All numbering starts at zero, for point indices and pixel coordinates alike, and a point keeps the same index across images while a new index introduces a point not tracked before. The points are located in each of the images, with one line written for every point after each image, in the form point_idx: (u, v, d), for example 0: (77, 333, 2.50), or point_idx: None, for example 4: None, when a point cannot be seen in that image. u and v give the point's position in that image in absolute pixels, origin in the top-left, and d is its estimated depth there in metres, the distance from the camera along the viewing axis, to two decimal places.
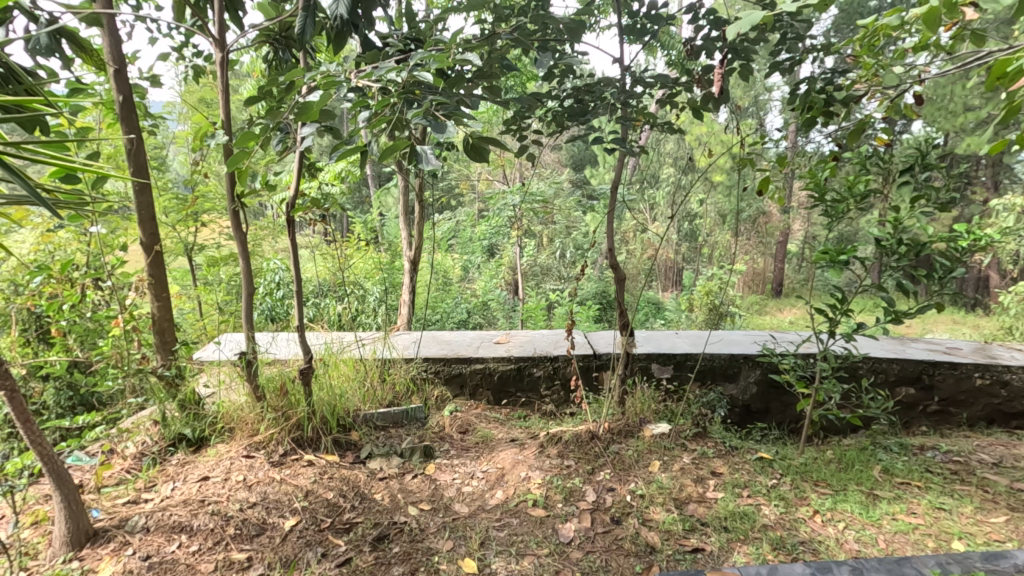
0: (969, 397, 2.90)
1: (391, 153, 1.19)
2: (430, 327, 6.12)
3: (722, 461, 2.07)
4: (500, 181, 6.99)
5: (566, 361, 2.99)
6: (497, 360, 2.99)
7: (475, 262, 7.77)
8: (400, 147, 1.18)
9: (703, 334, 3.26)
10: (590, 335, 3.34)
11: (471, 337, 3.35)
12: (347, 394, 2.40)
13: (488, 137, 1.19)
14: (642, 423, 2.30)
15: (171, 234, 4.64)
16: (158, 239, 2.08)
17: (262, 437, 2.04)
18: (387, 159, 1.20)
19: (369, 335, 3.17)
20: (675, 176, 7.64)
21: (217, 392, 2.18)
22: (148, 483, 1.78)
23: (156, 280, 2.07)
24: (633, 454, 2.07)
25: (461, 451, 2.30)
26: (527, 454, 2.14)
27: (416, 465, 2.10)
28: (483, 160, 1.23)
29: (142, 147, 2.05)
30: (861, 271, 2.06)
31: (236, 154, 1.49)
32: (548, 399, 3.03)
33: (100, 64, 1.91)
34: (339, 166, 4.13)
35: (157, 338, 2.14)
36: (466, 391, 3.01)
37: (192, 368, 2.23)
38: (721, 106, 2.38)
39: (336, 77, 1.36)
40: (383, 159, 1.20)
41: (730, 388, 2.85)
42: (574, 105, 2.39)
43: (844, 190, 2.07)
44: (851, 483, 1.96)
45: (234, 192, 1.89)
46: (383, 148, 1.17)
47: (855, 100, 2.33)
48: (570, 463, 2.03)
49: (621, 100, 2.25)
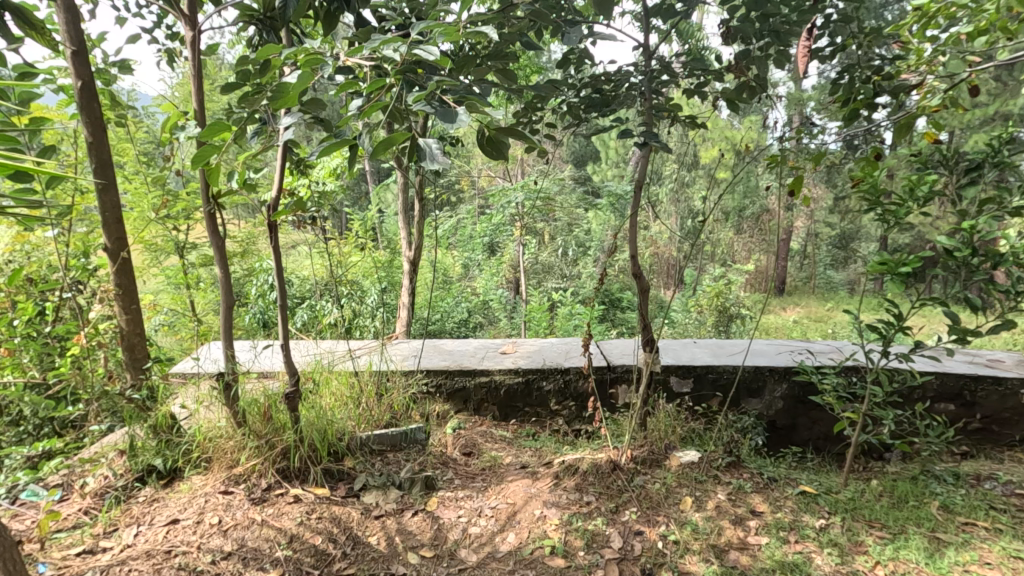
0: (1016, 415, 2.66)
1: (383, 149, 0.93)
2: (432, 327, 5.93)
3: (762, 497, 1.83)
4: (501, 178, 6.81)
5: (578, 374, 2.77)
6: (503, 372, 2.78)
7: (477, 260, 7.44)
8: (398, 141, 0.93)
9: (723, 344, 3.07)
10: (605, 343, 3.13)
11: (475, 346, 3.14)
12: (339, 415, 2.16)
13: (508, 127, 0.95)
14: (667, 449, 2.07)
15: (160, 232, 4.41)
16: (125, 244, 1.85)
17: (242, 469, 1.80)
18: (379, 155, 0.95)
19: (365, 344, 2.96)
20: (679, 173, 7.47)
21: (194, 415, 1.94)
22: (109, 528, 1.55)
23: (122, 291, 1.85)
24: (660, 489, 1.84)
25: (466, 480, 2.08)
26: (540, 486, 1.91)
27: (416, 499, 1.87)
28: (501, 156, 0.99)
29: (106, 141, 1.81)
30: (922, 283, 1.81)
31: (202, 149, 1.23)
32: (558, 414, 2.81)
33: (55, 45, 1.66)
34: (334, 162, 3.91)
35: (126, 355, 1.92)
36: (469, 406, 2.80)
37: (167, 388, 2.00)
38: (758, 96, 2.14)
39: (319, 52, 1.10)
40: (373, 156, 0.94)
41: (754, 403, 2.67)
42: (593, 95, 2.17)
43: (901, 191, 1.83)
44: (909, 523, 1.73)
45: (210, 195, 1.66)
46: (374, 144, 0.91)
47: (905, 91, 2.10)
48: (590, 499, 1.80)
49: (648, 90, 2.01)
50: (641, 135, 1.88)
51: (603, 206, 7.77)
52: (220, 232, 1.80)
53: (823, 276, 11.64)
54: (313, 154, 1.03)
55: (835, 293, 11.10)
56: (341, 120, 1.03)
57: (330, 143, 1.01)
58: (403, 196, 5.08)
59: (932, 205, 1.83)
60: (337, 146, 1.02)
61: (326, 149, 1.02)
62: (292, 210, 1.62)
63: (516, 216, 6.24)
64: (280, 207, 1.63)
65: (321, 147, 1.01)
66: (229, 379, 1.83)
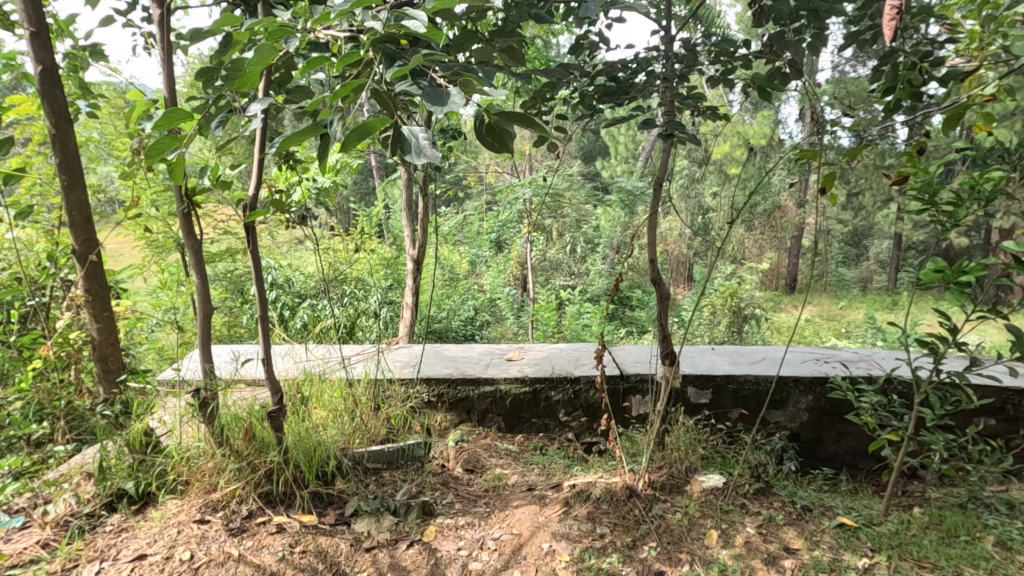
0: None
1: (359, 142, 0.73)
2: (437, 326, 5.76)
3: (796, 531, 1.64)
4: (508, 173, 6.62)
5: (589, 384, 2.60)
6: (509, 381, 2.61)
7: (484, 258, 7.29)
8: (376, 127, 0.73)
9: (742, 353, 2.98)
10: (618, 350, 2.97)
11: (480, 352, 2.97)
12: (330, 431, 2.00)
13: (512, 112, 0.77)
14: (688, 472, 1.89)
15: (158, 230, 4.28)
16: (94, 246, 1.70)
17: (220, 494, 1.64)
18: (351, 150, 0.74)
19: (361, 351, 2.82)
20: (691, 169, 7.26)
21: (171, 433, 1.79)
22: (68, 565, 1.39)
23: (91, 296, 1.70)
24: (682, 520, 1.66)
25: (467, 504, 1.90)
26: (549, 514, 1.73)
27: (412, 528, 1.70)
28: (504, 148, 0.81)
29: (71, 133, 1.65)
30: (980, 293, 1.61)
31: (156, 140, 1.05)
32: (567, 426, 2.64)
33: (11, 27, 1.49)
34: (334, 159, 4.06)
35: (98, 365, 1.79)
36: (473, 417, 2.64)
37: (143, 403, 1.85)
38: (790, 84, 1.94)
39: (286, 22, 0.91)
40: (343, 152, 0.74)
41: (777, 415, 2.65)
42: (607, 83, 1.98)
43: (957, 190, 1.64)
44: (964, 564, 1.54)
45: (183, 193, 1.50)
46: (346, 137, 0.71)
47: (955, 79, 1.90)
48: (604, 531, 1.62)
49: (669, 78, 1.82)
50: (663, 126, 1.69)
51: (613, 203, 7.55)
52: (196, 235, 1.63)
53: (836, 273, 11.37)
54: (272, 148, 0.83)
55: (848, 291, 10.84)
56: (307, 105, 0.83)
57: (294, 134, 0.81)
58: (406, 192, 4.90)
59: (993, 205, 1.63)
60: (301, 137, 0.82)
61: (289, 139, 0.83)
62: (272, 209, 1.44)
63: (525, 212, 6.05)
64: (258, 206, 1.44)
65: (282, 140, 0.81)
66: (206, 396, 1.67)
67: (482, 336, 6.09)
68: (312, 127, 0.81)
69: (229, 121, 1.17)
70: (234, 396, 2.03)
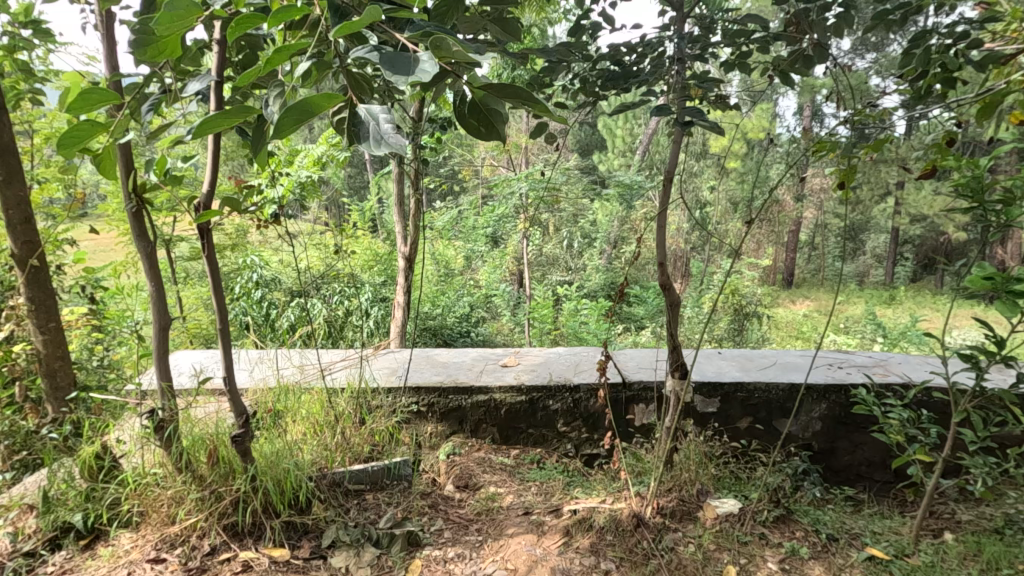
0: None
1: (298, 123, 0.54)
2: (431, 323, 5.57)
3: (822, 566, 1.49)
4: (503, 166, 6.45)
5: (589, 393, 2.44)
6: (504, 390, 2.44)
7: (479, 252, 6.98)
8: (320, 106, 0.54)
9: (751, 357, 2.82)
10: (621, 354, 2.81)
11: (474, 358, 2.79)
12: (308, 452, 1.82)
13: (504, 87, 0.58)
14: (700, 496, 1.73)
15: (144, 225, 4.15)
16: (37, 248, 1.53)
17: (179, 528, 1.47)
18: (287, 133, 0.55)
19: (346, 357, 2.65)
20: (690, 162, 7.12)
21: (127, 457, 1.61)
22: None
23: (34, 305, 1.54)
24: (695, 554, 1.50)
25: (458, 530, 1.73)
26: (547, 546, 1.56)
27: (396, 561, 1.54)
28: (494, 135, 0.63)
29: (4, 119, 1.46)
30: None
31: (72, 126, 0.86)
32: (566, 437, 2.48)
33: None
34: (319, 151, 3.92)
35: (46, 382, 1.62)
36: (466, 428, 2.47)
37: (97, 423, 1.67)
38: (814, 68, 1.75)
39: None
40: (275, 137, 0.55)
41: (789, 424, 2.51)
42: (613, 68, 1.79)
43: None
44: None
45: (130, 189, 1.32)
46: (279, 115, 0.52)
47: (995, 63, 1.73)
48: (609, 567, 1.46)
49: (679, 61, 1.64)
50: (678, 113, 1.51)
51: (610, 197, 7.40)
52: (149, 236, 1.44)
53: (833, 268, 11.22)
54: (189, 136, 0.61)
55: (845, 285, 10.76)
56: (238, 81, 0.62)
57: (217, 116, 0.59)
58: (397, 186, 4.72)
59: None
60: (225, 121, 0.60)
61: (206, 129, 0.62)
62: (230, 209, 1.26)
63: (520, 207, 5.89)
64: (213, 204, 1.25)
65: (198, 125, 0.59)
66: (163, 419, 1.49)
67: (477, 334, 5.91)
68: (246, 107, 0.60)
69: (163, 105, 0.97)
70: (202, 412, 1.86)
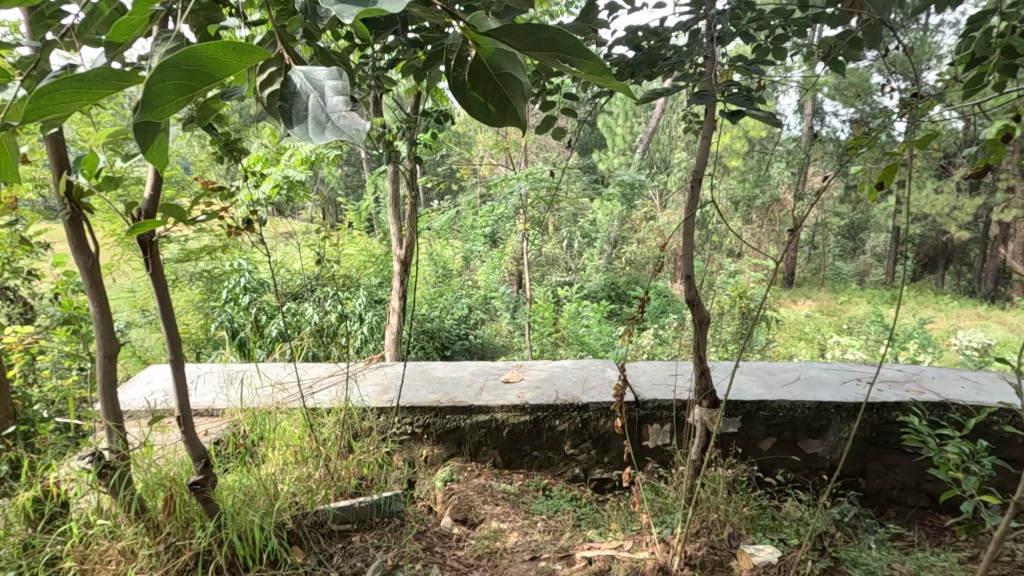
0: None
1: (187, 95, 0.33)
2: (429, 325, 5.40)
3: None
4: (502, 165, 6.24)
5: (599, 412, 2.23)
6: (506, 409, 2.23)
7: (478, 251, 6.75)
8: (215, 59, 0.32)
9: (772, 371, 2.61)
10: (632, 368, 2.60)
11: (472, 372, 2.58)
12: (287, 488, 1.61)
13: (524, 44, 0.35)
14: (731, 541, 1.52)
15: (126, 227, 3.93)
16: None
17: None
18: (174, 110, 0.34)
19: (333, 374, 2.44)
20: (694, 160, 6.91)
21: (74, 503, 1.39)
22: None
23: None
24: None
25: None
26: None
27: None
28: (507, 119, 0.40)
29: None
30: None
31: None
32: (574, 460, 2.27)
33: None
34: (308, 149, 3.70)
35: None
36: (465, 451, 2.25)
37: (39, 464, 1.44)
38: (868, 51, 1.53)
39: None
40: (153, 118, 0.34)
41: (815, 445, 2.31)
42: (633, 53, 1.57)
43: None
44: None
45: (62, 194, 1.09)
46: (147, 81, 0.31)
47: None
48: None
49: (711, 43, 1.42)
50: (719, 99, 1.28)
51: (611, 195, 7.20)
52: (91, 248, 1.20)
53: (833, 266, 11.04)
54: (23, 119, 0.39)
55: (845, 284, 10.59)
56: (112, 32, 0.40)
57: (67, 87, 0.37)
58: (392, 186, 4.50)
59: None
60: (89, 97, 0.38)
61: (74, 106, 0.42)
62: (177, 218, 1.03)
63: (519, 207, 5.66)
64: (158, 212, 1.03)
65: (35, 98, 0.36)
66: (109, 464, 1.26)
67: (475, 336, 5.72)
68: (120, 75, 0.37)
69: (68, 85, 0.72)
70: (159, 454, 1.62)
